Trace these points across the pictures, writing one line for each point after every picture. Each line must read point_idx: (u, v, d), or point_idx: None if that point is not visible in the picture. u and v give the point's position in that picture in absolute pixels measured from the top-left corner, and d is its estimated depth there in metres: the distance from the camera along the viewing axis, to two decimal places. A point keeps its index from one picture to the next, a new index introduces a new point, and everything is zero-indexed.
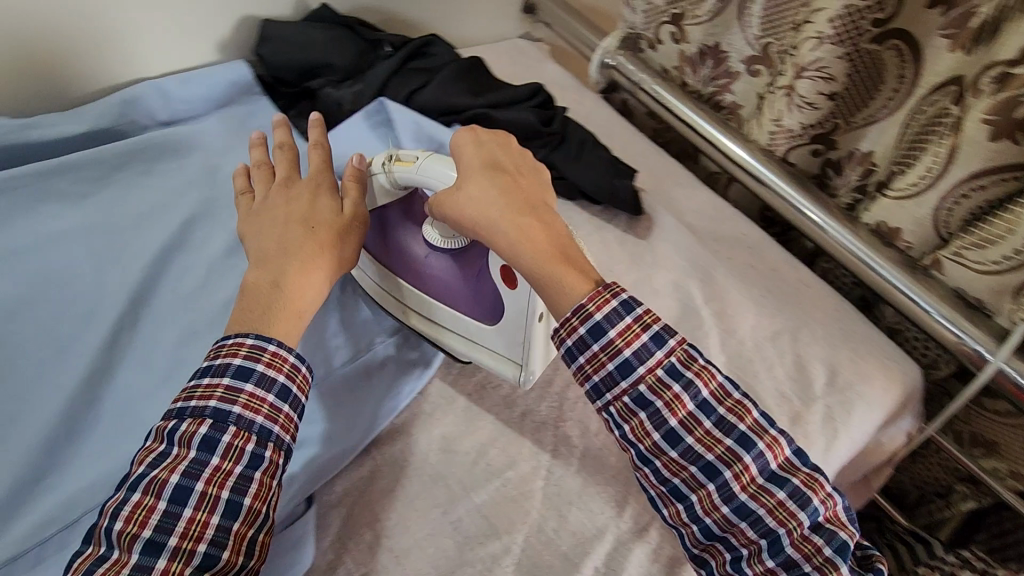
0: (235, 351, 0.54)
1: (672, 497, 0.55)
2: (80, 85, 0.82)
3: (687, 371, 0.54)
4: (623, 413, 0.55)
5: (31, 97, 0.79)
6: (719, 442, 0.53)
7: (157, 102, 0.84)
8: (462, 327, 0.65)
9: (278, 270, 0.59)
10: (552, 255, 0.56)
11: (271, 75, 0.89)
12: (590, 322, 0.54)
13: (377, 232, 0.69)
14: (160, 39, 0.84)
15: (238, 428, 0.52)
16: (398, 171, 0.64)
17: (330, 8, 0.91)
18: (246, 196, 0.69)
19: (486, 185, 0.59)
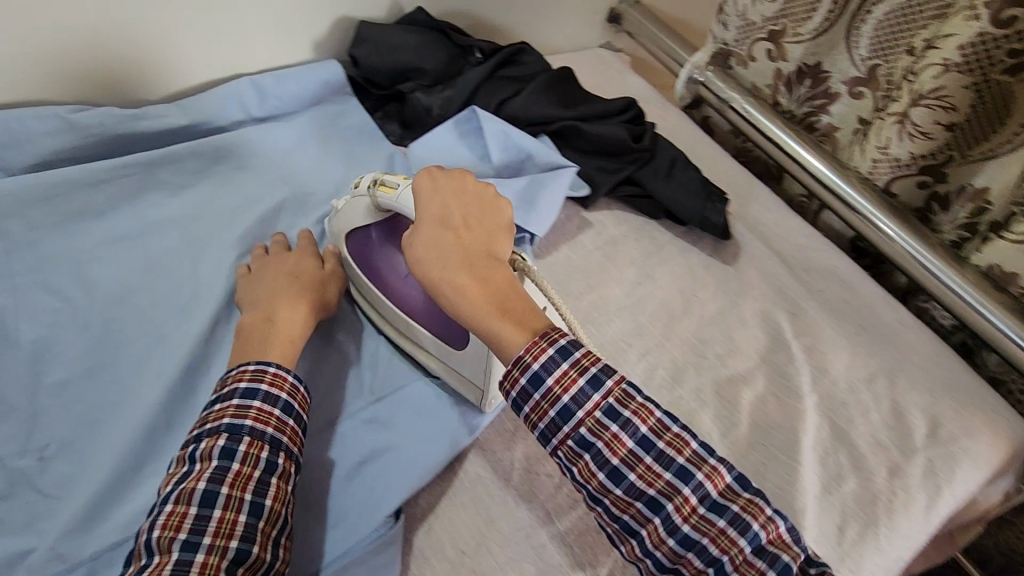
0: (239, 378, 0.56)
1: (624, 534, 0.52)
2: (183, 79, 0.84)
3: (625, 411, 0.51)
4: (570, 456, 0.52)
5: (139, 88, 0.82)
6: (659, 476, 0.51)
7: (253, 98, 0.86)
8: (436, 348, 0.63)
9: (269, 309, 0.63)
10: (489, 311, 0.54)
11: (363, 77, 0.90)
12: (530, 375, 0.51)
13: (364, 248, 0.70)
14: (262, 37, 0.86)
15: (252, 438, 0.53)
16: (381, 196, 0.64)
17: (424, 11, 0.90)
18: (240, 265, 0.70)
19: (432, 236, 0.57)
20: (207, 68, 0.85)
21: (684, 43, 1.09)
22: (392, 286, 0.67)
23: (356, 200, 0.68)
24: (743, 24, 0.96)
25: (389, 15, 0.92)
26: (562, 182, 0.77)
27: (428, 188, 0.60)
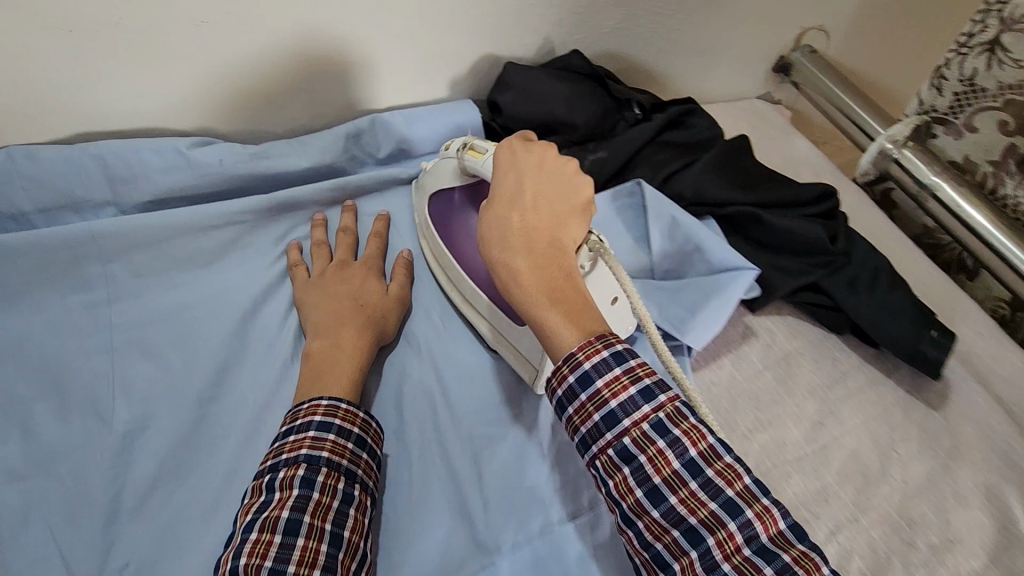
0: (312, 411, 0.50)
1: (653, 565, 0.45)
2: (308, 113, 0.75)
3: (675, 429, 0.45)
4: (608, 467, 0.46)
5: (265, 124, 0.74)
6: (703, 504, 0.44)
7: (379, 139, 0.77)
8: (496, 319, 0.61)
9: (339, 334, 0.57)
10: (543, 298, 0.50)
11: (502, 125, 0.79)
12: (579, 372, 0.47)
13: (444, 212, 0.69)
14: (400, 74, 0.76)
15: (329, 469, 0.47)
16: (469, 158, 0.65)
17: (581, 55, 0.78)
18: (299, 268, 0.66)
19: (498, 211, 0.54)
20: (335, 103, 0.76)
21: (876, 109, 0.91)
22: (465, 256, 0.66)
23: (444, 162, 0.68)
24: (969, 91, 0.78)
25: (538, 54, 0.81)
26: (736, 294, 0.62)
27: (507, 160, 0.58)
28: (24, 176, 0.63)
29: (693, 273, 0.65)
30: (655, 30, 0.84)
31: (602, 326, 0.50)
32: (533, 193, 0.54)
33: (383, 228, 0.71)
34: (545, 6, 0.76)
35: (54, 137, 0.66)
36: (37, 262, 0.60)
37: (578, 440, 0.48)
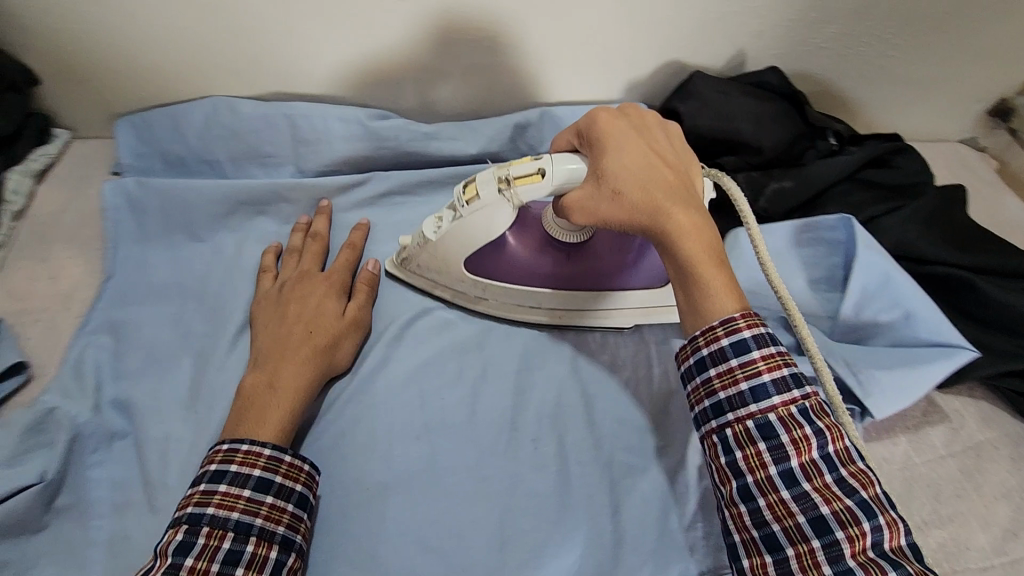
0: (209, 460, 0.45)
1: (761, 546, 0.41)
2: (481, 99, 0.74)
3: (819, 420, 0.42)
4: (741, 438, 0.43)
5: (438, 103, 0.73)
6: (836, 498, 0.40)
7: (545, 132, 0.74)
8: (632, 301, 0.60)
9: (277, 368, 0.51)
10: (710, 258, 0.47)
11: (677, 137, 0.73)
12: (737, 338, 0.44)
13: (485, 262, 0.58)
14: (578, 71, 0.73)
15: (211, 527, 0.42)
16: (524, 191, 0.51)
17: (778, 71, 0.72)
18: (267, 276, 0.60)
19: (639, 173, 0.48)
20: (510, 91, 0.74)
21: None
22: (514, 280, 0.59)
23: (474, 210, 0.54)
24: None
25: (727, 65, 0.76)
26: (944, 370, 0.54)
27: (616, 122, 0.51)
28: (226, 127, 0.68)
29: (879, 340, 0.58)
30: (860, 55, 0.76)
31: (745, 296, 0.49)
32: (664, 155, 0.51)
33: (359, 237, 0.64)
34: (749, 15, 0.70)
35: (254, 93, 0.70)
36: (228, 211, 0.65)
37: (708, 406, 0.45)
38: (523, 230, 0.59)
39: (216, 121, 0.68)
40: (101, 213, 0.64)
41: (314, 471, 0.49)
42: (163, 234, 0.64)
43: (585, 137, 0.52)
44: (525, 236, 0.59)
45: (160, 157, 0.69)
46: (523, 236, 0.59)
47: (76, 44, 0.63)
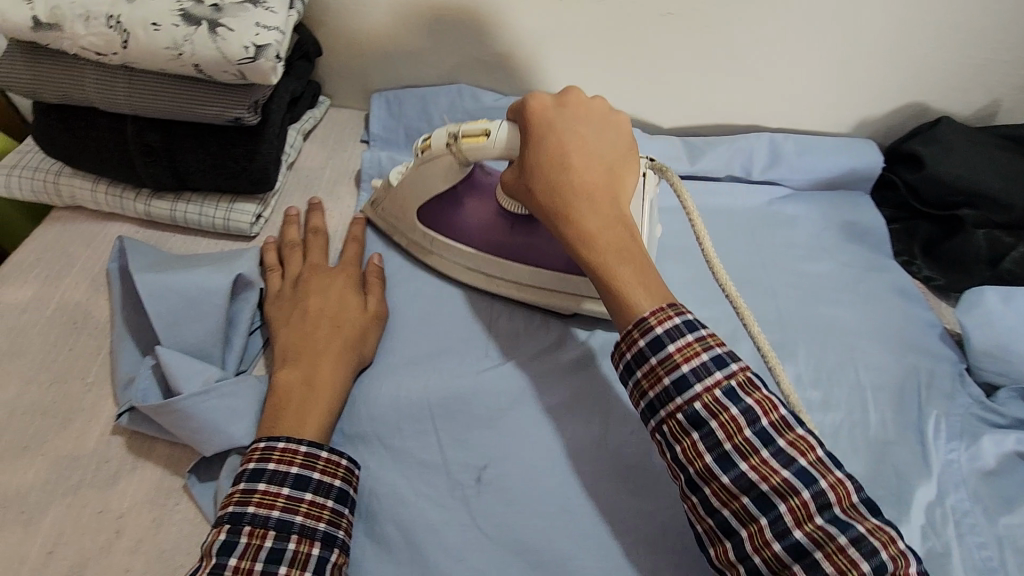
0: (246, 458, 0.45)
1: (718, 534, 0.41)
2: (701, 116, 0.77)
3: (747, 397, 0.41)
4: (676, 431, 0.42)
5: (663, 113, 0.77)
6: (775, 471, 0.39)
7: (763, 158, 0.74)
8: (569, 286, 0.59)
9: (311, 364, 0.51)
10: (609, 262, 0.47)
11: (911, 184, 0.71)
12: (651, 337, 0.43)
13: (448, 222, 0.62)
14: (813, 100, 0.74)
15: (253, 525, 0.41)
16: (468, 148, 0.54)
17: None
18: (274, 275, 0.59)
19: (547, 169, 0.50)
20: (735, 112, 0.76)
21: None
22: (459, 235, 0.61)
23: (431, 161, 0.57)
24: None
25: (975, 115, 0.72)
26: None
27: (537, 112, 0.51)
28: (469, 113, 0.73)
29: None
30: None
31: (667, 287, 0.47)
32: (579, 147, 0.51)
33: (361, 232, 0.64)
34: (1016, 66, 0.68)
35: (498, 87, 0.76)
36: None
37: (643, 406, 0.45)
38: (479, 196, 0.62)
39: (458, 106, 0.74)
40: (356, 175, 0.72)
41: (353, 465, 0.48)
42: None
43: (513, 130, 0.53)
44: (480, 202, 0.62)
45: (404, 130, 0.74)
46: (477, 201, 0.62)
47: (368, 25, 0.71)
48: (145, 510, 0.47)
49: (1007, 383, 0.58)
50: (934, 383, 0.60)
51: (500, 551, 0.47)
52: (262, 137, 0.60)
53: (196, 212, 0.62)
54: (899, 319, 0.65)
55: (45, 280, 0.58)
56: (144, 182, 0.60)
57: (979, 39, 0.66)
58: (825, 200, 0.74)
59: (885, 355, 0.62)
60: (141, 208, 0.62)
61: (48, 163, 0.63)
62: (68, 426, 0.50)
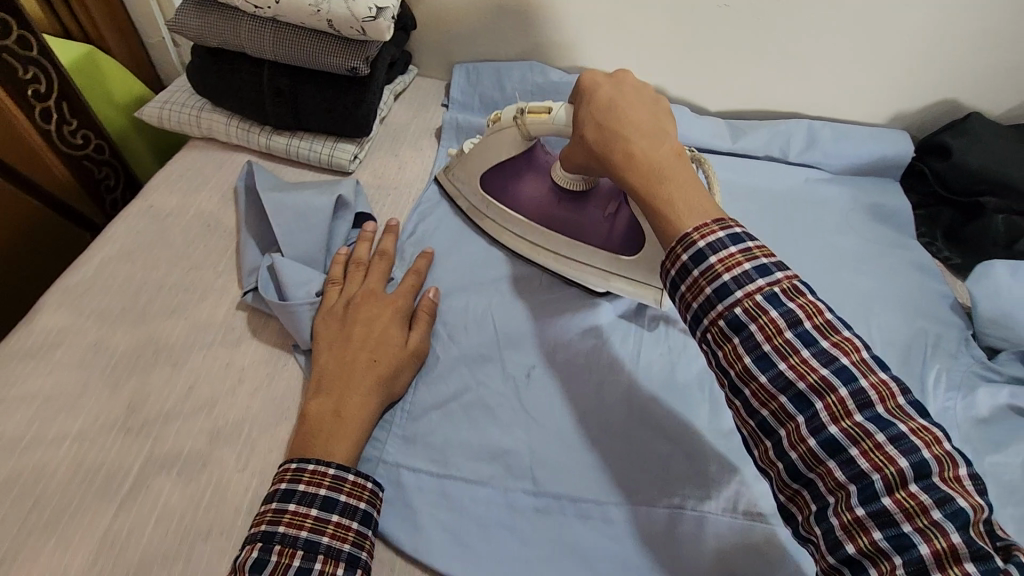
0: (279, 477, 0.47)
1: (759, 433, 0.40)
2: (747, 101, 0.85)
3: (790, 302, 0.39)
4: (717, 337, 0.41)
5: (710, 96, 0.85)
6: (814, 371, 0.38)
7: (801, 141, 0.82)
8: (599, 262, 0.65)
9: (343, 396, 0.52)
10: (648, 179, 0.47)
11: (941, 174, 0.77)
12: (695, 252, 0.42)
13: (502, 189, 0.71)
14: (851, 92, 0.81)
15: (282, 545, 0.43)
16: (532, 122, 0.62)
17: None
18: (332, 287, 0.61)
19: (599, 117, 0.53)
20: (778, 100, 0.84)
21: None
22: (513, 204, 0.70)
23: (501, 134, 0.67)
24: None
25: (1006, 115, 0.78)
26: None
27: (591, 80, 0.56)
28: (538, 86, 0.83)
29: None
30: None
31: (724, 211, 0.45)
32: (631, 99, 0.53)
33: (423, 263, 0.65)
34: None
35: (564, 65, 0.86)
36: None
37: (687, 316, 0.44)
38: (537, 173, 0.70)
39: (530, 80, 0.83)
40: (436, 132, 0.84)
41: (377, 487, 0.49)
42: None
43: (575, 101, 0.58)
44: (537, 179, 0.70)
45: (480, 97, 0.85)
46: (533, 176, 0.70)
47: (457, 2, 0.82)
48: (262, 368, 0.58)
49: (1007, 347, 0.65)
50: (941, 345, 0.66)
51: (540, 427, 0.56)
52: (369, 89, 0.72)
53: (307, 147, 0.74)
54: (914, 288, 0.71)
55: (184, 191, 0.71)
56: (269, 119, 0.73)
57: (1009, 41, 0.72)
58: (857, 182, 0.81)
59: (896, 317, 0.69)
60: (263, 142, 0.74)
61: (192, 101, 0.76)
62: (203, 300, 0.62)
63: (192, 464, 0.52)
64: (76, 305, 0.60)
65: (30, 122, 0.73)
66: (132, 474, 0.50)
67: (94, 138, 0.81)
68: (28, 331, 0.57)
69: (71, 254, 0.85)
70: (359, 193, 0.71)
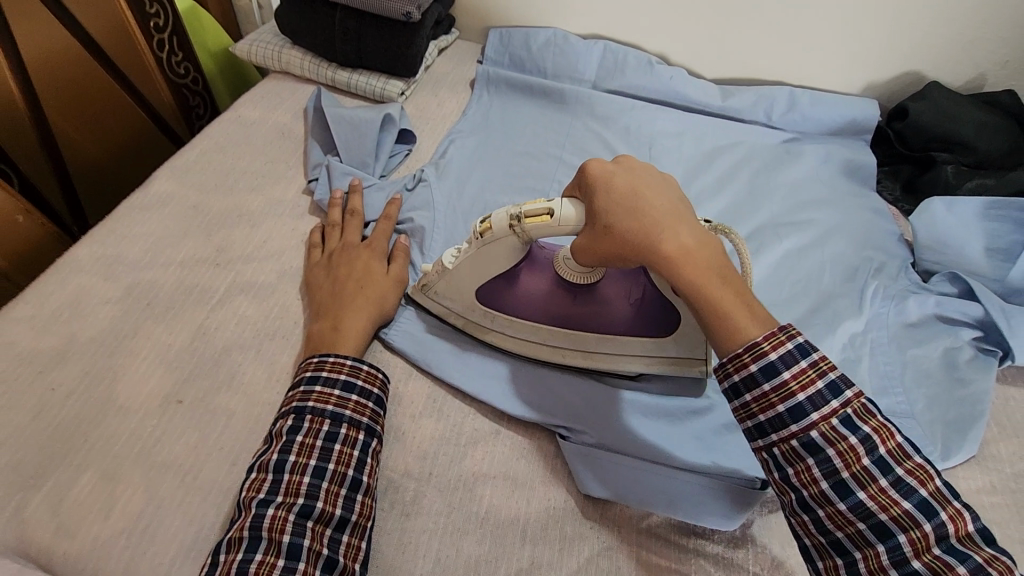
0: (304, 368, 0.56)
1: (831, 551, 0.43)
2: (739, 69, 0.98)
3: (864, 425, 0.42)
4: (789, 455, 0.43)
5: (707, 64, 0.99)
6: (895, 503, 0.41)
7: (782, 104, 0.94)
8: (632, 348, 0.61)
9: (336, 316, 0.60)
10: (709, 278, 0.45)
11: (900, 131, 0.89)
12: (765, 363, 0.43)
13: (501, 295, 0.62)
14: (829, 63, 0.93)
15: (314, 415, 0.52)
16: (534, 227, 0.54)
17: (1013, 94, 0.85)
18: (314, 249, 0.69)
19: (625, 206, 0.48)
20: (766, 69, 0.97)
21: None
22: (521, 311, 0.62)
23: (497, 242, 0.57)
24: None
25: (966, 85, 0.90)
26: None
27: (599, 167, 0.51)
28: (559, 47, 0.97)
29: None
30: None
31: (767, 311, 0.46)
32: (652, 185, 0.49)
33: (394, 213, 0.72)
34: (998, 44, 0.85)
35: (583, 32, 1.01)
36: (545, 94, 0.95)
37: (750, 425, 0.45)
38: (535, 269, 0.63)
39: (554, 43, 0.98)
40: (471, 82, 0.99)
41: (386, 379, 0.58)
42: (501, 99, 0.95)
43: (580, 188, 0.52)
44: (534, 276, 0.63)
45: (509, 56, 0.99)
46: (533, 274, 0.62)
47: None
48: None
49: (941, 270, 0.76)
50: (885, 269, 0.78)
51: None
52: (419, 34, 0.87)
53: (364, 81, 0.90)
54: (868, 223, 0.83)
55: (265, 108, 0.88)
56: (337, 56, 0.90)
57: (965, 19, 0.84)
58: (830, 141, 0.92)
59: (850, 245, 0.80)
60: (329, 75, 0.91)
61: (275, 40, 0.94)
62: (276, 185, 0.78)
63: (264, 290, 0.67)
64: (180, 178, 0.76)
65: (145, 47, 0.91)
66: (219, 292, 0.66)
67: (192, 70, 0.99)
68: (145, 193, 0.74)
69: (158, 163, 1.02)
70: (403, 115, 0.85)
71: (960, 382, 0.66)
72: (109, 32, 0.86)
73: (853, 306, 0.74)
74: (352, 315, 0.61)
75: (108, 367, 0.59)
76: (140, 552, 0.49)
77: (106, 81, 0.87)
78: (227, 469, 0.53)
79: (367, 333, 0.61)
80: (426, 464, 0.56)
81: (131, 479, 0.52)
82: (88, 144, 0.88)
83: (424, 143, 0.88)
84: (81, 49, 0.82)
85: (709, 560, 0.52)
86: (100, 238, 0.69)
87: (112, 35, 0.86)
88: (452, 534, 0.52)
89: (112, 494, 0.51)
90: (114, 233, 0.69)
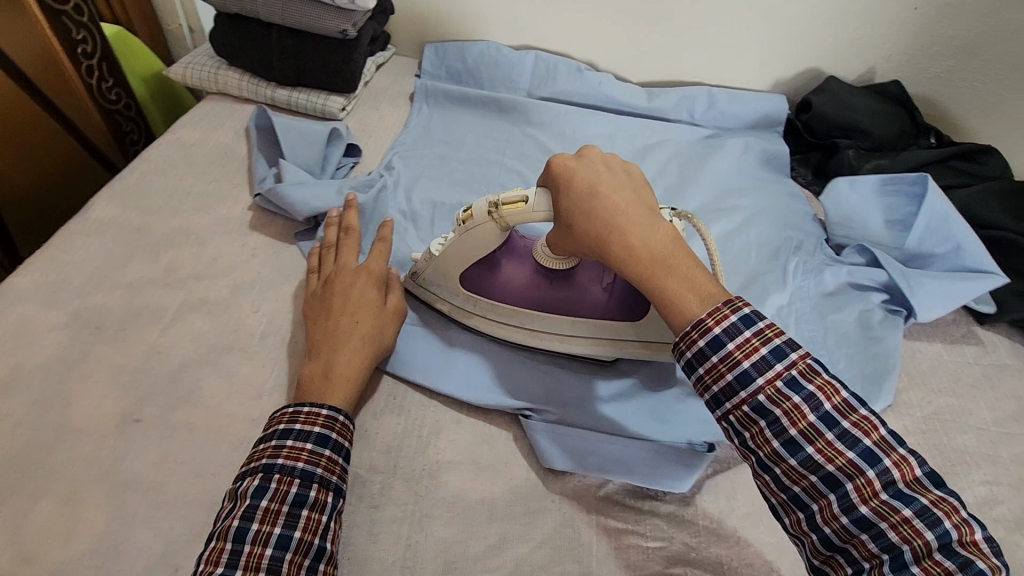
0: (276, 420, 0.53)
1: (791, 505, 0.43)
2: (661, 74, 1.06)
3: (809, 384, 0.43)
4: (744, 420, 0.44)
5: (632, 70, 1.06)
6: (840, 453, 0.41)
7: (702, 104, 1.01)
8: (614, 331, 0.63)
9: (329, 361, 0.58)
10: (659, 269, 0.47)
11: (806, 123, 0.98)
12: (712, 337, 0.44)
13: (484, 279, 0.66)
14: (741, 65, 1.02)
15: (282, 474, 0.49)
16: (511, 214, 0.57)
17: (900, 84, 0.95)
18: (314, 275, 0.68)
19: (581, 203, 0.51)
20: (685, 72, 1.05)
21: None
22: (508, 297, 0.65)
23: (475, 227, 0.60)
24: None
25: (859, 78, 1.00)
26: (981, 288, 0.74)
27: (563, 161, 0.53)
28: (492, 59, 1.02)
29: (934, 266, 0.79)
30: (973, 85, 0.94)
31: (721, 286, 0.47)
32: (609, 179, 0.51)
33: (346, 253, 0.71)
34: (882, 40, 0.95)
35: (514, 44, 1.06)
36: (483, 104, 0.99)
37: (707, 397, 0.46)
38: (515, 258, 0.67)
39: (487, 55, 1.02)
40: (410, 96, 1.02)
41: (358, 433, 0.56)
42: (442, 111, 0.99)
43: (547, 178, 0.55)
44: (516, 262, 0.66)
45: (446, 69, 1.03)
46: (515, 263, 0.66)
47: None
48: (270, 247, 0.74)
49: (850, 243, 0.84)
50: (802, 246, 0.85)
51: None
52: (356, 51, 0.90)
53: (304, 99, 0.92)
54: (783, 206, 0.90)
55: (205, 129, 0.88)
56: (274, 75, 0.91)
57: (852, 20, 0.94)
58: (749, 134, 1.00)
59: (774, 226, 0.87)
60: (269, 94, 0.92)
61: (210, 63, 0.94)
62: (222, 203, 0.78)
63: (217, 306, 0.67)
64: (121, 203, 0.76)
65: (75, 75, 0.90)
66: (171, 311, 0.66)
67: (123, 96, 0.97)
68: (85, 219, 0.73)
69: (92, 191, 0.99)
70: (347, 130, 0.88)
71: (874, 340, 0.73)
72: (35, 60, 0.84)
73: (777, 281, 0.80)
74: (345, 355, 0.58)
75: (58, 393, 0.58)
76: (109, 570, 0.48)
77: (30, 108, 0.85)
78: (192, 482, 0.54)
79: (357, 375, 0.58)
80: (391, 457, 0.58)
81: (93, 500, 0.52)
82: (14, 173, 0.86)
83: (368, 156, 0.90)
84: (5, 77, 0.80)
85: (664, 519, 0.56)
86: (40, 265, 0.68)
87: (38, 63, 0.85)
88: (422, 521, 0.54)
89: (73, 518, 0.51)
90: (55, 260, 0.68)
